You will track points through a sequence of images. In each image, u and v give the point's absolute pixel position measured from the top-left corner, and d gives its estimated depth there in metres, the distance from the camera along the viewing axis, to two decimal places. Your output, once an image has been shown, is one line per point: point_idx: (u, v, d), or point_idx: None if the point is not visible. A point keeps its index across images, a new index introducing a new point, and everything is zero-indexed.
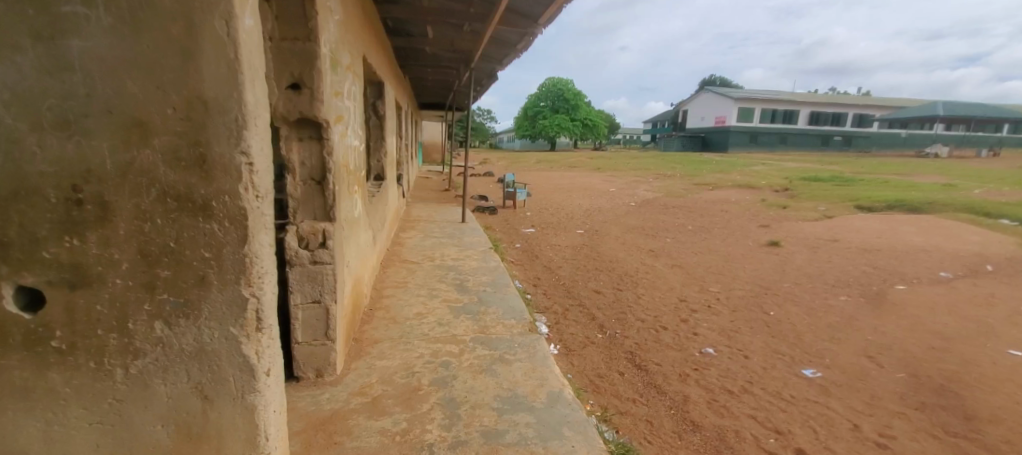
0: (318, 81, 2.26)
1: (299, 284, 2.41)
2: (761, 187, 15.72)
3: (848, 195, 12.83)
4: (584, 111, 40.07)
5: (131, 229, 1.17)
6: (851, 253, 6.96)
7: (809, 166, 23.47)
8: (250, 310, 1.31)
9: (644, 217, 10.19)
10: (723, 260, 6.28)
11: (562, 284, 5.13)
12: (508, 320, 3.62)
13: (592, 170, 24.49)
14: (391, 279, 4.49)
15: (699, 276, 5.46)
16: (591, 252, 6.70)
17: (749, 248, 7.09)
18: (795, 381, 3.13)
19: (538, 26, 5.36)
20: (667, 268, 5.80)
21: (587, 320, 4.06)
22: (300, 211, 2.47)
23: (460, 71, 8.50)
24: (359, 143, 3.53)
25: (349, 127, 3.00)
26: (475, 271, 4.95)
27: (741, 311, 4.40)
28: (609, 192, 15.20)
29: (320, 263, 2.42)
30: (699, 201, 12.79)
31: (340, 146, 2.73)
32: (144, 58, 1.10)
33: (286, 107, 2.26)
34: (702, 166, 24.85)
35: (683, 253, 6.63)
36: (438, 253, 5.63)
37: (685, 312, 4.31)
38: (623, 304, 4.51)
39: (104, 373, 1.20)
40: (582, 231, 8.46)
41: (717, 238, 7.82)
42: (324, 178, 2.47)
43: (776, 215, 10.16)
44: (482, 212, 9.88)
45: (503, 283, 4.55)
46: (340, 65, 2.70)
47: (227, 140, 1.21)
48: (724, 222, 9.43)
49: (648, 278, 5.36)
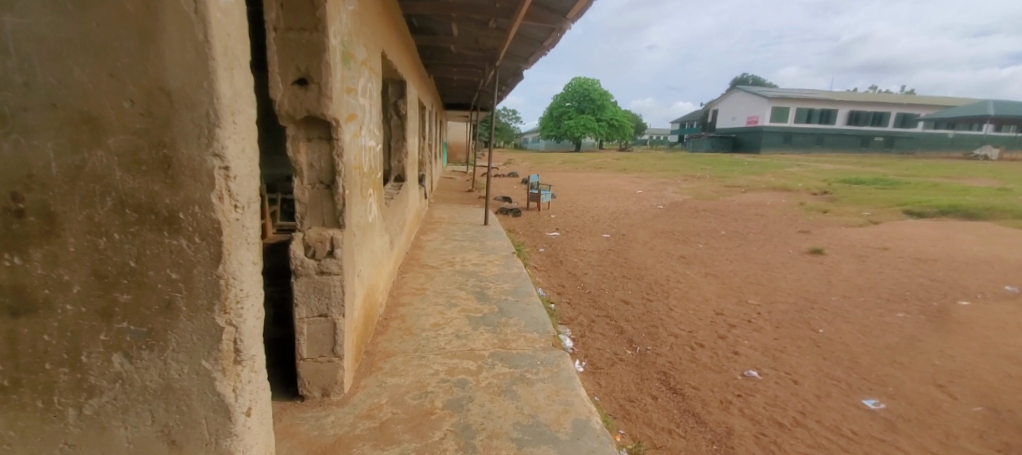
0: (326, 75, 2.06)
1: (305, 297, 2.24)
2: (797, 189, 14.89)
3: (895, 199, 11.94)
4: (609, 111, 39.34)
5: (83, 246, 0.98)
6: (904, 262, 6.36)
7: (849, 168, 22.18)
8: (226, 341, 1.11)
9: (673, 221, 9.72)
10: (763, 268, 5.81)
11: (587, 293, 4.82)
12: (530, 333, 3.37)
13: (618, 171, 23.89)
14: (408, 285, 4.30)
15: (737, 286, 5.03)
16: (618, 258, 6.36)
17: (790, 255, 6.58)
18: (855, 413, 2.73)
19: (566, 21, 5.10)
20: (700, 276, 5.41)
21: (615, 334, 3.74)
22: (307, 217, 2.30)
23: (485, 70, 8.32)
24: (376, 144, 3.36)
25: (363, 125, 2.80)
26: (496, 278, 4.70)
27: (786, 326, 3.90)
28: (635, 194, 14.70)
29: (326, 273, 2.24)
30: (732, 204, 12.16)
31: (353, 147, 2.55)
32: (93, 41, 0.92)
33: (291, 104, 2.07)
34: (734, 168, 23.91)
35: (718, 260, 6.20)
36: (459, 257, 5.43)
37: (723, 327, 3.89)
38: (653, 316, 4.15)
39: (53, 414, 1.02)
40: (608, 235, 8.10)
41: (753, 244, 7.33)
42: (333, 181, 2.29)
43: (817, 220, 9.49)
44: (504, 213, 9.65)
45: (525, 293, 4.28)
46: (354, 60, 2.51)
47: (196, 140, 1.01)
48: (760, 227, 8.87)
49: (680, 287, 4.97)
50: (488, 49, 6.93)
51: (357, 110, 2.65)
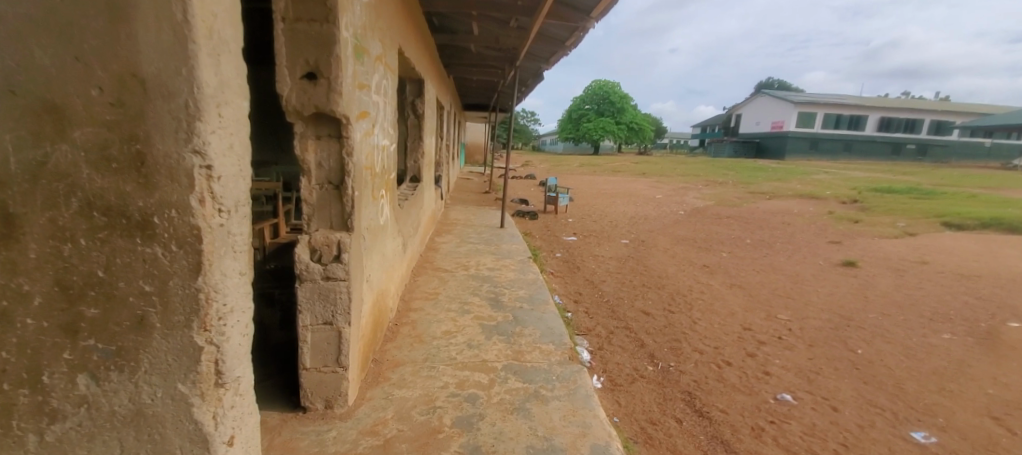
0: (336, 69, 1.94)
1: (309, 303, 2.13)
2: (825, 197, 14.29)
3: (931, 209, 11.31)
4: (629, 114, 38.81)
5: (45, 253, 0.87)
6: (946, 277, 5.94)
7: (880, 176, 21.28)
8: (205, 362, 0.98)
9: (695, 228, 9.39)
10: (792, 281, 5.49)
11: (605, 302, 4.62)
12: (546, 345, 3.20)
13: (637, 175, 23.47)
14: (420, 289, 4.18)
15: (765, 299, 4.75)
16: (638, 265, 6.13)
17: (821, 267, 6.22)
18: (903, 447, 2.45)
19: (591, 20, 4.91)
20: (725, 287, 5.14)
21: (635, 348, 3.54)
22: (315, 219, 2.21)
23: (504, 70, 8.19)
24: (391, 143, 3.26)
25: (376, 124, 2.69)
26: (511, 284, 4.54)
27: (821, 345, 3.61)
28: (654, 199, 14.35)
29: (332, 279, 2.13)
30: (756, 211, 11.73)
31: (365, 146, 2.44)
32: (57, 19, 0.81)
33: (299, 100, 1.96)
34: (758, 173, 23.26)
35: (743, 271, 5.91)
36: (473, 261, 5.29)
37: (751, 343, 3.64)
38: (676, 329, 3.92)
39: (12, 439, 0.91)
40: (627, 241, 7.86)
41: (780, 254, 6.99)
42: (342, 182, 2.19)
43: (847, 230, 9.04)
44: (521, 216, 9.51)
45: (541, 301, 4.11)
46: (368, 54, 2.40)
47: (174, 134, 0.89)
48: (787, 236, 8.49)
49: (704, 298, 4.72)
50: (509, 48, 6.80)
51: (371, 107, 2.55)
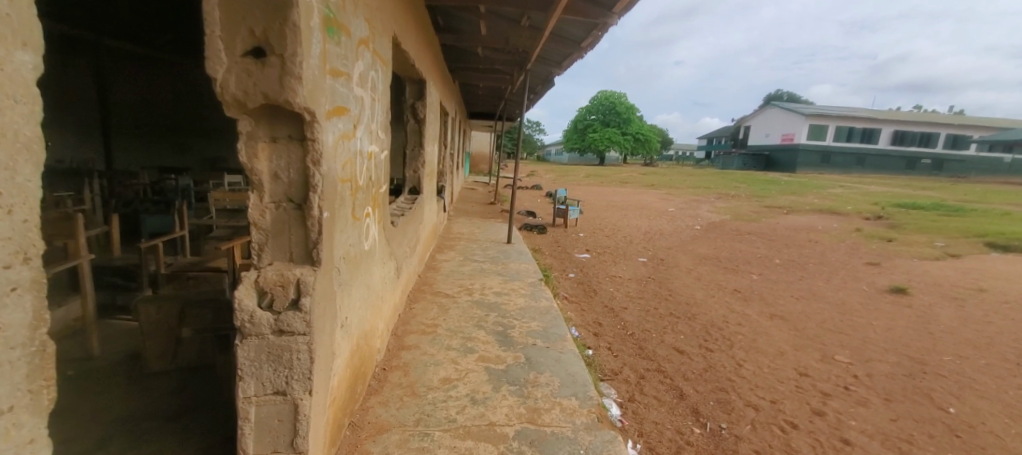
0: (293, 43, 1.37)
1: (254, 367, 1.54)
2: (846, 213, 13.63)
3: (966, 228, 10.59)
4: (636, 125, 38.36)
5: None
6: (1012, 307, 5.26)
7: (897, 191, 20.57)
8: None
9: (715, 245, 8.76)
10: (839, 311, 4.84)
11: (630, 336, 3.99)
12: (568, 399, 2.60)
13: (647, 187, 22.84)
14: (417, 321, 3.60)
15: (814, 335, 4.11)
16: (660, 289, 5.51)
17: (867, 295, 5.56)
18: None
19: (613, 16, 4.37)
20: (765, 318, 4.51)
21: (673, 400, 2.91)
22: (268, 249, 1.65)
23: (513, 76, 7.70)
24: (382, 150, 2.73)
25: (359, 124, 2.13)
26: (521, 314, 3.92)
27: (900, 400, 3.09)
28: (668, 212, 13.73)
29: (288, 334, 1.54)
30: (778, 227, 11.05)
31: (342, 153, 1.89)
32: None
33: (240, 86, 1.40)
34: (770, 187, 22.64)
35: (780, 297, 5.27)
36: (478, 284, 4.71)
37: (814, 397, 3.04)
38: (719, 374, 3.29)
39: None
40: (644, 259, 7.24)
41: (818, 277, 6.32)
42: (306, 199, 1.64)
43: (882, 250, 8.36)
44: (529, 231, 8.94)
45: (559, 337, 3.48)
46: (346, 33, 1.84)
47: None
48: (818, 256, 7.82)
49: (743, 333, 4.08)
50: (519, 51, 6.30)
51: (351, 104, 2.00)
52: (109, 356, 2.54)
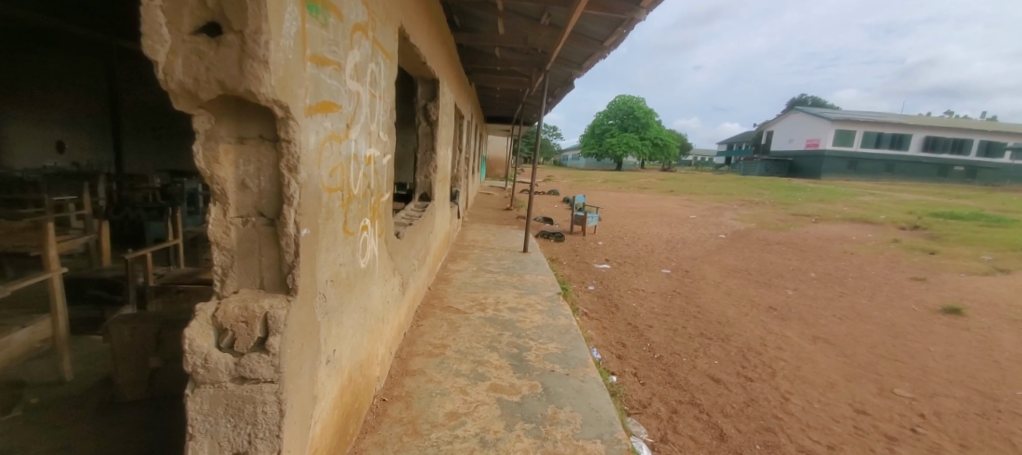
0: (257, 16, 1.08)
1: (210, 422, 1.25)
2: (880, 222, 12.88)
3: (1016, 240, 9.82)
4: (654, 129, 37.68)
5: None
6: None
7: (931, 199, 19.52)
8: None
9: (742, 255, 8.25)
10: (890, 334, 4.31)
11: (658, 360, 3.59)
12: (592, 442, 2.24)
13: (665, 193, 22.27)
14: (424, 340, 3.30)
15: (866, 362, 3.62)
16: (687, 304, 5.09)
17: (918, 314, 5.03)
18: None
19: (641, 10, 4.03)
20: (808, 341, 4.04)
21: (713, 442, 2.52)
22: (234, 274, 1.37)
23: (531, 78, 7.40)
24: (385, 155, 2.45)
25: (355, 124, 1.85)
26: (537, 334, 3.58)
27: (979, 447, 2.63)
28: (689, 220, 13.20)
29: (251, 381, 1.25)
30: (809, 238, 10.40)
31: (329, 157, 1.60)
32: None
33: (190, 71, 1.11)
34: (795, 194, 21.76)
35: (822, 316, 4.77)
36: (492, 297, 4.38)
37: (878, 442, 2.61)
38: (762, 409, 2.88)
39: None
40: (668, 271, 6.80)
41: (860, 293, 5.79)
42: (281, 214, 1.36)
43: (926, 263, 7.73)
44: (545, 238, 8.59)
45: (580, 363, 3.12)
46: (338, 16, 1.57)
47: None
48: (856, 269, 7.23)
49: (786, 359, 3.62)
50: (538, 51, 5.99)
51: (344, 100, 1.71)
52: (83, 380, 2.34)
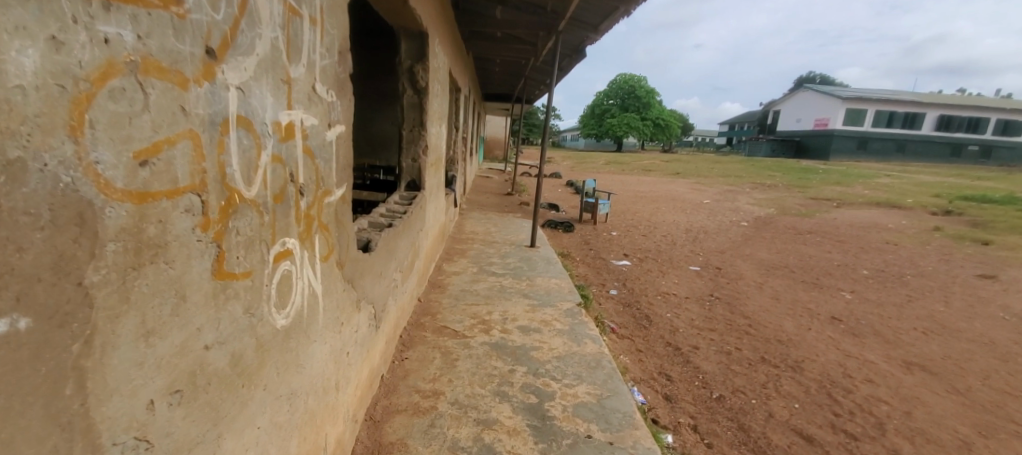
0: None
1: None
2: (912, 207, 11.96)
3: None
4: (659, 109, 36.35)
5: None
6: None
7: (954, 181, 18.55)
8: None
9: (774, 247, 7.36)
10: (996, 357, 3.47)
11: (720, 403, 2.72)
12: None
13: (673, 175, 21.25)
14: (409, 385, 2.42)
15: (991, 404, 2.83)
16: (733, 314, 4.21)
17: (1015, 325, 4.17)
18: None
19: None
20: (901, 370, 3.20)
21: None
22: None
23: (538, 46, 6.35)
24: (332, 127, 1.50)
25: (234, 50, 0.89)
26: (562, 370, 2.69)
27: None
28: (705, 205, 12.25)
29: None
30: (841, 225, 9.47)
31: (136, 118, 0.65)
32: None
33: None
34: (810, 175, 20.77)
35: (901, 330, 3.92)
36: (496, 311, 3.49)
37: None
38: None
39: None
40: (698, 268, 5.91)
41: (930, 296, 4.93)
42: None
43: (986, 257, 6.85)
44: (554, 229, 7.68)
45: (626, 422, 2.23)
46: None
47: None
48: (910, 264, 6.35)
49: (887, 401, 2.79)
50: (547, 10, 4.93)
51: None
52: None
